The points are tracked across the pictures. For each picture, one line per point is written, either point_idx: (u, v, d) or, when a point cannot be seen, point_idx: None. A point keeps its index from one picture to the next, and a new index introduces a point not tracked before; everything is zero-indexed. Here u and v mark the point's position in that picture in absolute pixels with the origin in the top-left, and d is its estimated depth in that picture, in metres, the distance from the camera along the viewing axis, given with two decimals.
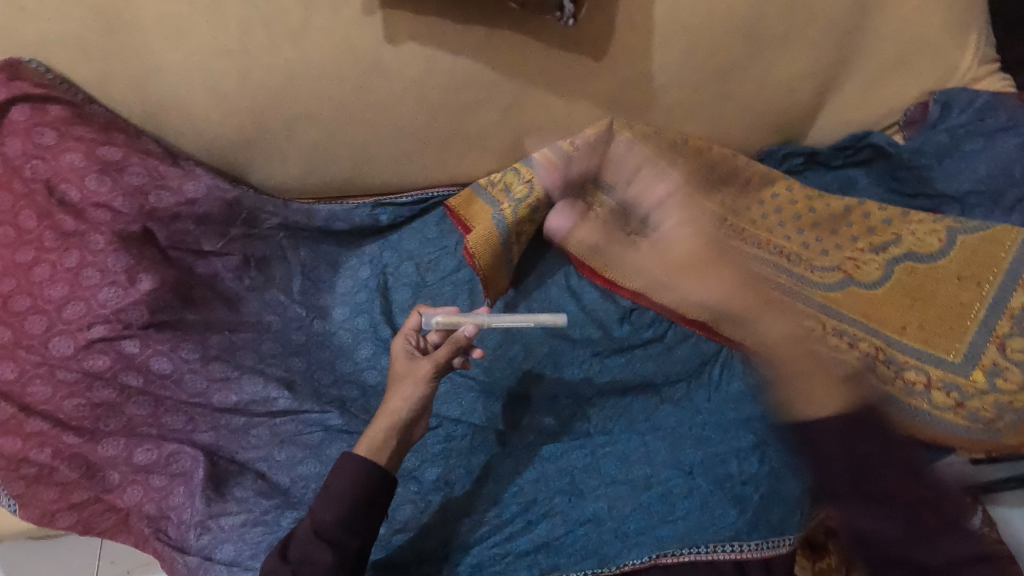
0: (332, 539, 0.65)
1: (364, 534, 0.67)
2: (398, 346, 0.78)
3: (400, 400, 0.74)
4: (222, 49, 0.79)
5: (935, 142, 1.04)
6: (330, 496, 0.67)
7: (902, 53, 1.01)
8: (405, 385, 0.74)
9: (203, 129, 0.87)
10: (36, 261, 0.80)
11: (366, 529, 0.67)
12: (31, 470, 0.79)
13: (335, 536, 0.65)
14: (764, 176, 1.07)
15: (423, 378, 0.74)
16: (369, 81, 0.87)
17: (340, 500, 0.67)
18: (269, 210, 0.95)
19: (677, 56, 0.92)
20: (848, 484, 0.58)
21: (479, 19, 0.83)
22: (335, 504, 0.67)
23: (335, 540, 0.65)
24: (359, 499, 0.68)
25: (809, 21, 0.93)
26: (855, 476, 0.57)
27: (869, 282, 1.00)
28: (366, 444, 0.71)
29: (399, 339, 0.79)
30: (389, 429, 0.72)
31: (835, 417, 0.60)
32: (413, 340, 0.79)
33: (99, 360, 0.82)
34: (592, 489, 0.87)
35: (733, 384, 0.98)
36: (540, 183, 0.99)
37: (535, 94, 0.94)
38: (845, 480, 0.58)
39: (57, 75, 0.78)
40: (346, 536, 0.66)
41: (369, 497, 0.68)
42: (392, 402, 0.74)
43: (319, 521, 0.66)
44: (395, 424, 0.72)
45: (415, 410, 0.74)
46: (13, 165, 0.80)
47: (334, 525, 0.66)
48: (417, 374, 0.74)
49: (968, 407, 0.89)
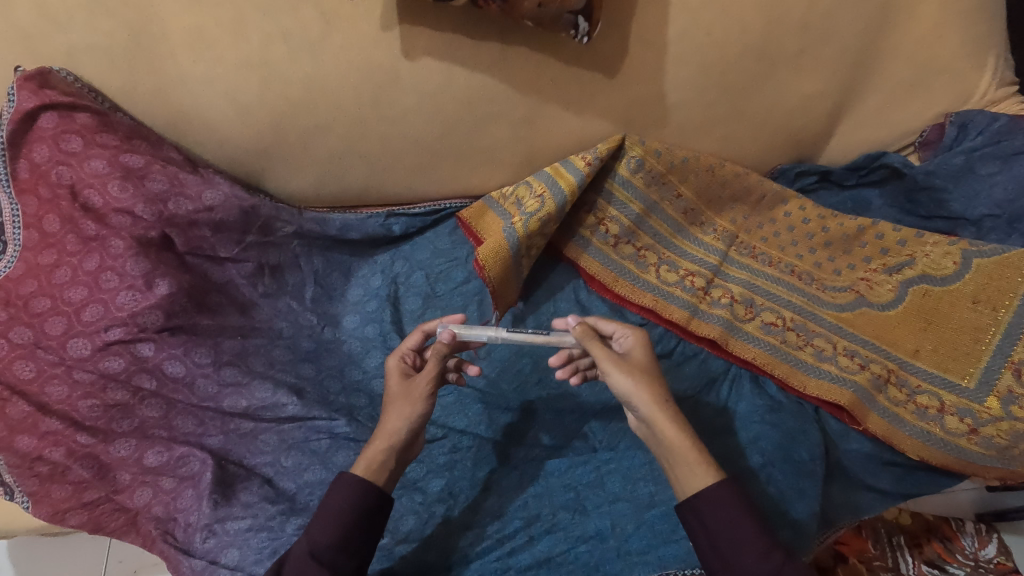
0: (327, 561, 0.66)
1: (361, 556, 0.68)
2: (393, 365, 0.80)
3: (399, 420, 0.74)
4: (244, 62, 0.81)
5: (951, 164, 1.02)
6: (325, 515, 0.68)
7: (917, 75, 1.00)
8: (403, 403, 0.75)
9: (223, 139, 0.89)
10: (58, 264, 0.81)
11: (363, 552, 0.68)
12: (45, 468, 0.80)
13: (331, 559, 0.66)
14: (777, 194, 1.05)
15: (418, 397, 0.75)
16: (385, 94, 0.88)
17: (334, 522, 0.67)
18: (284, 219, 0.96)
19: (691, 75, 0.93)
20: (726, 543, 0.66)
21: (495, 36, 0.84)
22: (331, 525, 0.67)
23: (331, 562, 0.66)
24: (355, 520, 0.68)
25: (824, 43, 0.93)
26: (730, 537, 0.65)
27: (882, 303, 1.00)
28: (364, 464, 0.71)
29: (394, 358, 0.81)
30: (387, 449, 0.73)
31: (722, 483, 0.68)
32: (409, 359, 0.81)
33: (114, 362, 0.83)
34: (595, 506, 0.88)
35: (741, 402, 0.99)
36: (551, 197, 0.98)
37: (548, 109, 0.95)
38: (725, 539, 0.66)
39: (84, 83, 0.81)
40: (342, 558, 0.67)
41: (365, 516, 0.69)
42: (391, 421, 0.74)
43: (315, 543, 0.66)
44: (394, 444, 0.73)
45: (414, 429, 0.74)
46: (40, 170, 0.81)
47: (330, 547, 0.66)
48: (413, 395, 0.75)
49: (982, 433, 0.89)
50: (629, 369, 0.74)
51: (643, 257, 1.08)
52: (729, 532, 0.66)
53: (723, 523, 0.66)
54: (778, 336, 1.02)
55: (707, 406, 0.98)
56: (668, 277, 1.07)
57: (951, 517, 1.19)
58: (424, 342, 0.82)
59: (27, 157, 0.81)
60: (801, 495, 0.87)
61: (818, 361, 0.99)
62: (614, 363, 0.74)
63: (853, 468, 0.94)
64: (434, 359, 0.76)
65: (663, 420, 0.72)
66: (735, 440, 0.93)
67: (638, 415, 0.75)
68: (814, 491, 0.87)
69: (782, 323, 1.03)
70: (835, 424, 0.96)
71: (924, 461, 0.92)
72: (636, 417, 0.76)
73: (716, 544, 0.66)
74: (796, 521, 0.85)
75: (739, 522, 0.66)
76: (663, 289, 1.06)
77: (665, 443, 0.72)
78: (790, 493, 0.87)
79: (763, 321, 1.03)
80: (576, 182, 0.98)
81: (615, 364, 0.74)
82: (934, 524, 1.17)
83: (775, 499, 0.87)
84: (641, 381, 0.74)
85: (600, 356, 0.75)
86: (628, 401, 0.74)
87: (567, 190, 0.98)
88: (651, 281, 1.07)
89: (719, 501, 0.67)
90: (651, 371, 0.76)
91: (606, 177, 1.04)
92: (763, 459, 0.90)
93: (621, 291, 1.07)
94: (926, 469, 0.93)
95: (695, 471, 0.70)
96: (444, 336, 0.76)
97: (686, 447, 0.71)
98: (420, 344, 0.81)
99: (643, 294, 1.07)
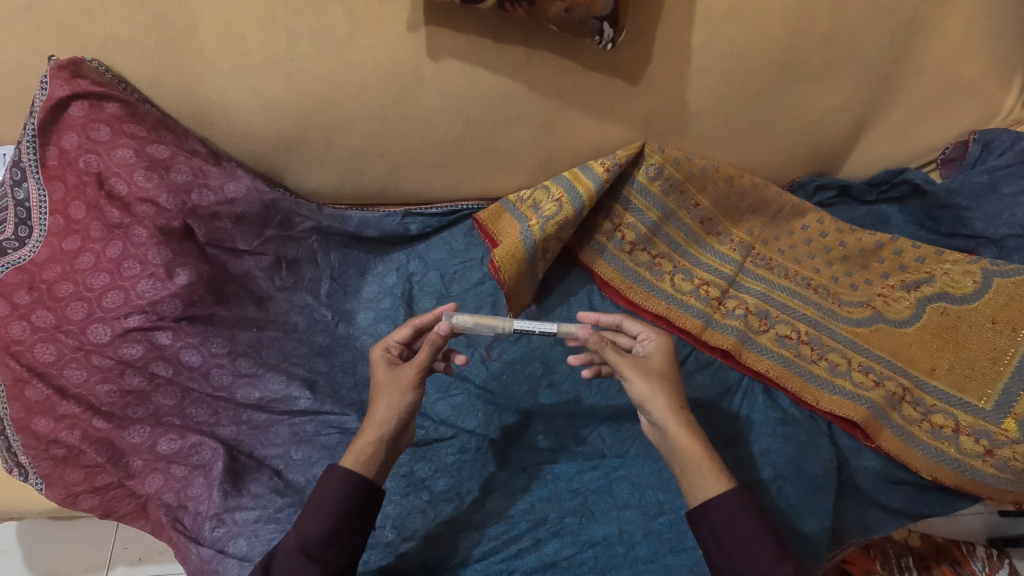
0: (318, 556, 0.66)
1: (353, 551, 0.69)
2: (376, 355, 0.79)
3: (387, 410, 0.74)
4: (272, 58, 0.83)
5: (974, 183, 1.01)
6: (314, 508, 0.68)
7: (941, 91, 1.00)
8: (393, 398, 0.75)
9: (248, 133, 0.91)
10: (81, 250, 0.82)
11: (354, 546, 0.69)
12: (60, 451, 0.81)
13: (323, 554, 0.66)
14: (796, 207, 1.05)
15: (414, 396, 0.75)
16: (408, 93, 0.89)
17: (324, 516, 0.67)
18: (304, 214, 0.97)
19: (714, 86, 0.93)
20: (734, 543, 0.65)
21: (520, 39, 0.85)
22: (319, 521, 0.67)
23: (322, 557, 0.66)
24: (352, 511, 0.69)
25: (849, 56, 0.93)
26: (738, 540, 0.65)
27: (899, 320, 0.99)
28: (359, 460, 0.72)
29: (379, 348, 0.80)
30: (381, 449, 0.73)
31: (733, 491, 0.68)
32: (394, 351, 0.81)
33: (133, 349, 0.83)
34: (603, 511, 0.88)
35: (753, 414, 0.98)
36: (569, 202, 0.99)
37: (569, 114, 0.95)
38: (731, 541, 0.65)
39: (115, 75, 0.83)
40: (332, 553, 0.67)
41: (359, 510, 0.69)
42: (379, 411, 0.74)
43: (305, 537, 0.66)
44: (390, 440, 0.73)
45: (403, 419, 0.74)
46: (68, 158, 0.83)
47: (319, 541, 0.66)
48: (410, 390, 0.75)
49: (998, 455, 0.87)
50: (644, 374, 0.74)
51: (658, 265, 1.08)
52: (739, 537, 0.65)
53: (730, 525, 0.66)
54: (792, 349, 1.01)
55: (718, 416, 0.97)
56: (683, 285, 1.07)
57: (962, 542, 1.18)
58: (412, 336, 0.81)
59: (56, 144, 0.83)
60: (812, 510, 0.87)
61: (832, 376, 0.98)
62: (631, 367, 0.74)
63: (865, 486, 0.92)
64: (429, 349, 0.74)
65: (676, 427, 0.72)
66: (746, 451, 0.93)
67: (650, 419, 0.75)
68: (825, 507, 0.87)
69: (797, 336, 1.02)
70: (848, 440, 0.95)
71: (936, 481, 0.90)
72: (649, 422, 0.76)
73: (726, 548, 0.66)
74: (803, 535, 0.85)
75: (748, 531, 0.65)
76: (678, 298, 1.06)
77: (676, 447, 0.72)
78: (801, 507, 0.87)
79: (777, 333, 1.02)
80: (595, 188, 0.98)
81: (631, 366, 0.74)
82: (944, 547, 1.16)
83: (784, 512, 0.87)
84: (656, 387, 0.74)
85: (616, 358, 0.75)
86: (641, 405, 0.74)
87: (584, 195, 0.98)
88: (666, 289, 1.07)
89: (730, 512, 0.66)
90: (668, 378, 0.76)
91: (624, 184, 1.04)
92: (773, 472, 0.90)
93: (636, 298, 1.07)
94: (938, 489, 0.92)
95: (707, 480, 0.69)
96: (443, 328, 0.73)
97: (698, 456, 0.70)
98: (407, 337, 0.81)
99: (657, 301, 1.06)
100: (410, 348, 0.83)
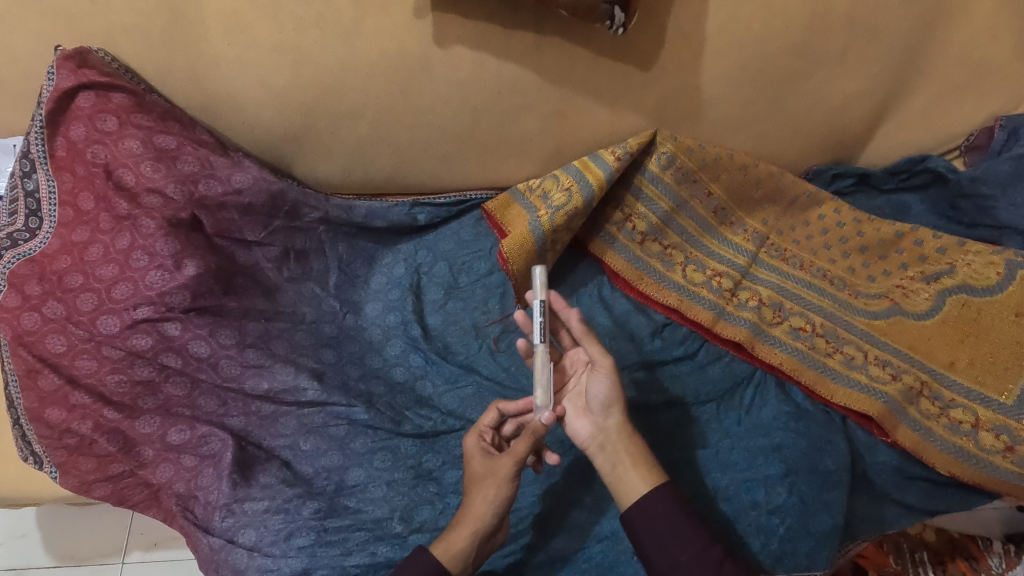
0: None
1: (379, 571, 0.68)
2: (471, 444, 0.78)
3: (485, 504, 0.71)
4: (277, 46, 0.82)
5: (999, 171, 0.97)
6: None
7: (965, 76, 0.97)
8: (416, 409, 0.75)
9: (255, 123, 0.91)
10: (91, 241, 0.81)
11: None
12: (73, 441, 0.81)
13: None
14: (812, 197, 1.04)
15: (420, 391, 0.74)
16: (415, 81, 0.88)
17: None
18: (311, 204, 0.97)
19: (729, 71, 0.91)
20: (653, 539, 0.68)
21: (529, 25, 0.83)
22: None
23: None
24: None
25: (870, 40, 0.90)
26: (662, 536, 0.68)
27: (918, 312, 0.96)
28: None
29: (472, 436, 0.78)
30: None
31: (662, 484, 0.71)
32: (487, 437, 0.79)
33: (142, 340, 0.83)
34: (612, 507, 0.87)
35: (765, 409, 0.96)
36: (579, 191, 0.97)
37: (579, 102, 0.94)
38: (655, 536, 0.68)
39: (121, 64, 0.83)
40: None
41: None
42: (476, 504, 0.71)
43: None
44: None
45: (498, 512, 0.71)
46: (76, 148, 0.82)
47: None
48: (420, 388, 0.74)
49: (1018, 452, 0.85)
50: (614, 383, 0.75)
51: (669, 256, 1.06)
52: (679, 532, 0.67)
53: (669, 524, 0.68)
54: (807, 342, 0.99)
55: (728, 411, 0.96)
56: (695, 276, 1.05)
57: (977, 536, 1.14)
58: (499, 420, 0.81)
59: (64, 136, 0.82)
60: (824, 507, 0.84)
61: (848, 370, 0.96)
62: (610, 371, 0.74)
63: (879, 482, 0.90)
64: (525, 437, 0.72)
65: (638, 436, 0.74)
66: (759, 446, 0.91)
67: (600, 421, 0.76)
68: (839, 502, 0.84)
69: (811, 328, 1.00)
70: (863, 435, 0.93)
71: (954, 477, 0.87)
72: (593, 421, 0.77)
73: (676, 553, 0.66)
74: (815, 531, 0.83)
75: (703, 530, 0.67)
76: (689, 289, 1.04)
77: (614, 452, 0.74)
78: (812, 504, 0.84)
79: (791, 326, 1.00)
80: (605, 177, 0.96)
81: (611, 370, 0.74)
82: (959, 543, 1.14)
83: (796, 508, 0.84)
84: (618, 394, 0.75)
85: (598, 358, 0.74)
86: (606, 408, 0.76)
87: (595, 185, 0.97)
88: (677, 280, 1.05)
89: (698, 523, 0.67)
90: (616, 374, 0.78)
91: (635, 173, 1.02)
92: (786, 467, 0.88)
93: (646, 289, 1.05)
94: (955, 485, 0.89)
95: None
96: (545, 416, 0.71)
97: None
98: (497, 421, 0.80)
99: (669, 292, 1.04)
100: (502, 434, 0.81)
